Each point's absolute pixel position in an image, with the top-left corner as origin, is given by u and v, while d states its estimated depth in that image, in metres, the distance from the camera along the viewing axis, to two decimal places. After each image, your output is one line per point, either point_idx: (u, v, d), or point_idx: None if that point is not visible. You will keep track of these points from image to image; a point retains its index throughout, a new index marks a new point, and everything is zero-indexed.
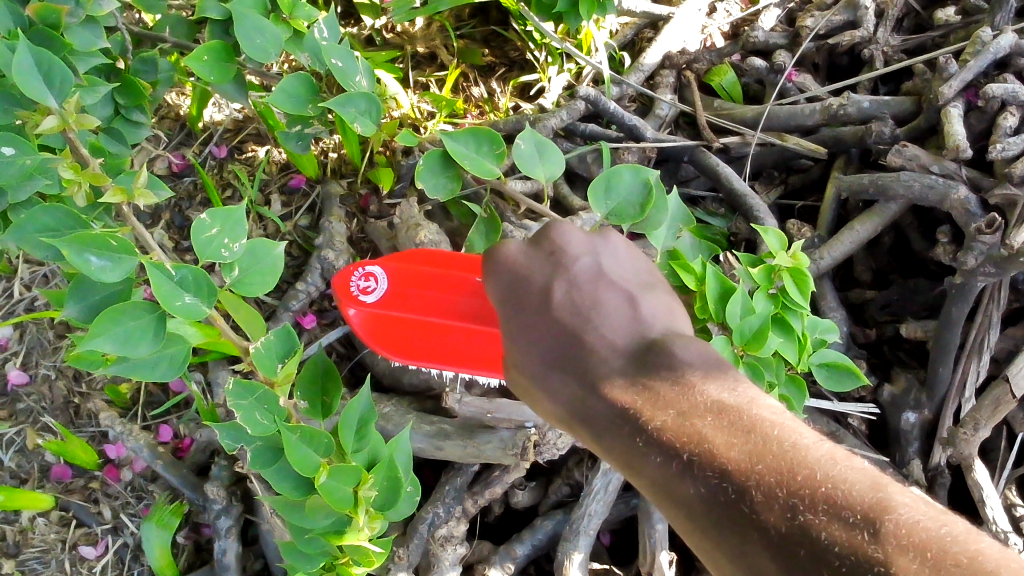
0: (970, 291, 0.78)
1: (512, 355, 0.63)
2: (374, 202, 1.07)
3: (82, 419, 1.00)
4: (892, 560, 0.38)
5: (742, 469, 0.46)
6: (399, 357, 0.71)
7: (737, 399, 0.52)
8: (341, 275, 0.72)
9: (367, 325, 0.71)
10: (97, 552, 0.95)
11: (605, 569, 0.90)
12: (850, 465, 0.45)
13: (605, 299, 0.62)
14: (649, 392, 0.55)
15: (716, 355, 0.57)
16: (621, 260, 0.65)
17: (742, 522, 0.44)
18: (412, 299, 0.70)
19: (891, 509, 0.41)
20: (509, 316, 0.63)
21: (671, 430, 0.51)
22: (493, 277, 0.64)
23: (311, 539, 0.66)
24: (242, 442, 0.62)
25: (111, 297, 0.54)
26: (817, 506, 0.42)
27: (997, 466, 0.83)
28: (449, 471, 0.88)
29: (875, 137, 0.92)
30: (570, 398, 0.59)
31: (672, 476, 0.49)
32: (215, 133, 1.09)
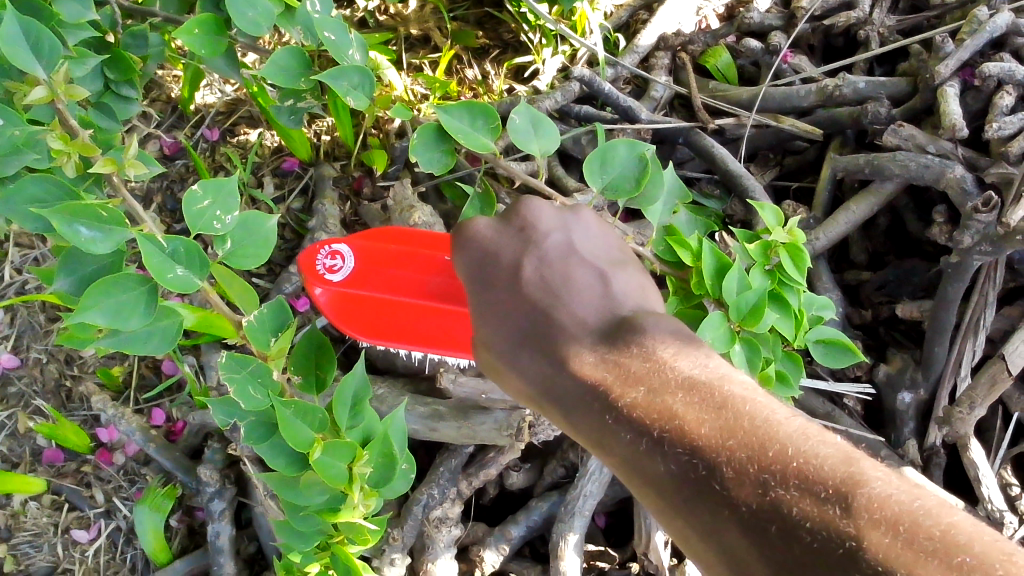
0: (966, 270, 0.77)
1: (480, 333, 0.64)
2: (367, 185, 1.07)
3: (73, 402, 0.99)
4: (864, 535, 0.38)
5: (713, 446, 0.46)
6: (364, 337, 0.70)
7: (708, 375, 0.52)
8: (307, 253, 0.71)
9: (334, 305, 0.71)
10: (90, 535, 0.95)
11: (599, 552, 0.90)
12: (822, 439, 0.45)
13: (577, 276, 0.62)
14: (620, 368, 0.55)
15: (687, 333, 0.58)
16: (593, 238, 0.66)
17: (712, 499, 0.44)
18: (380, 278, 0.70)
19: (863, 483, 0.41)
20: (478, 292, 0.64)
21: (641, 407, 0.51)
22: (462, 254, 0.65)
23: (305, 517, 0.66)
24: (236, 417, 0.61)
25: (101, 270, 0.54)
26: (788, 481, 0.42)
27: (993, 446, 0.83)
28: (444, 452, 0.87)
29: (871, 117, 0.91)
30: (541, 377, 0.60)
31: (642, 453, 0.50)
32: (207, 115, 1.08)
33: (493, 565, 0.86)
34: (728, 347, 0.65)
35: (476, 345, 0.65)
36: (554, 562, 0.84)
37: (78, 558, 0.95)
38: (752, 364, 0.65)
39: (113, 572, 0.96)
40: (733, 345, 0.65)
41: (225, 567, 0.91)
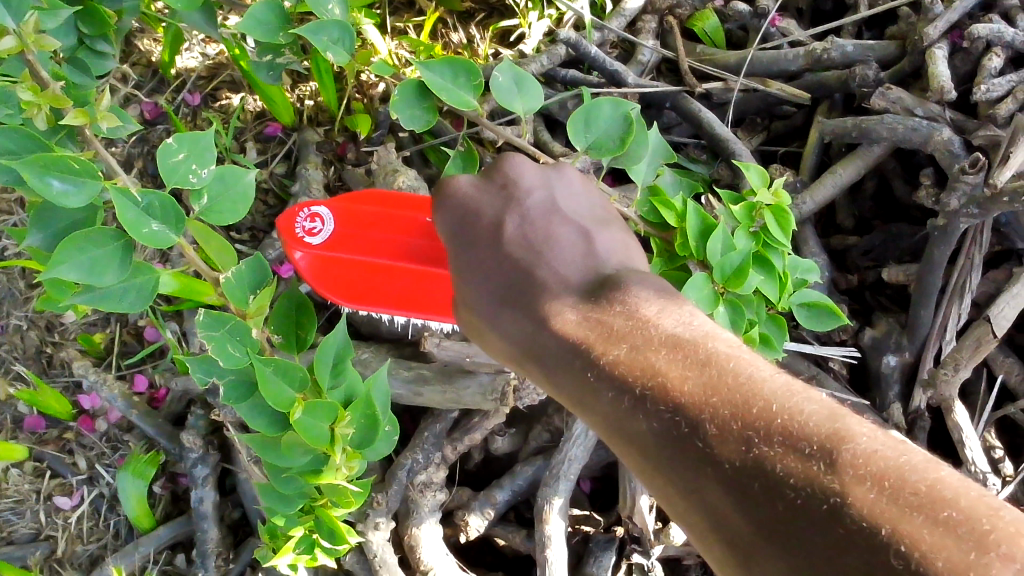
0: (952, 233, 0.77)
1: (461, 292, 0.64)
2: (351, 150, 1.05)
3: (54, 369, 0.98)
4: (848, 490, 0.38)
5: (696, 403, 0.45)
6: (345, 301, 0.70)
7: (692, 333, 0.52)
8: (284, 216, 0.70)
9: (313, 269, 0.69)
10: (73, 502, 0.94)
11: (584, 517, 0.91)
12: (807, 396, 0.44)
13: (559, 235, 0.62)
14: (603, 326, 0.55)
15: (671, 292, 0.57)
16: (577, 197, 0.65)
17: (694, 456, 0.44)
18: (361, 241, 0.69)
19: (848, 439, 0.40)
20: (459, 252, 0.63)
21: (624, 365, 0.51)
22: (443, 213, 0.64)
23: (287, 479, 0.65)
24: (216, 376, 0.61)
25: (76, 224, 0.53)
26: (772, 438, 0.42)
27: (978, 408, 0.84)
28: (428, 418, 0.87)
29: (859, 80, 0.90)
30: (523, 336, 0.59)
31: (624, 411, 0.49)
32: (188, 80, 1.06)
33: (479, 529, 0.86)
34: (712, 308, 0.64)
35: (457, 305, 0.65)
36: (540, 526, 0.83)
37: (61, 525, 0.94)
38: (735, 325, 0.65)
39: (96, 539, 0.95)
40: (716, 305, 0.64)
41: (209, 532, 0.90)
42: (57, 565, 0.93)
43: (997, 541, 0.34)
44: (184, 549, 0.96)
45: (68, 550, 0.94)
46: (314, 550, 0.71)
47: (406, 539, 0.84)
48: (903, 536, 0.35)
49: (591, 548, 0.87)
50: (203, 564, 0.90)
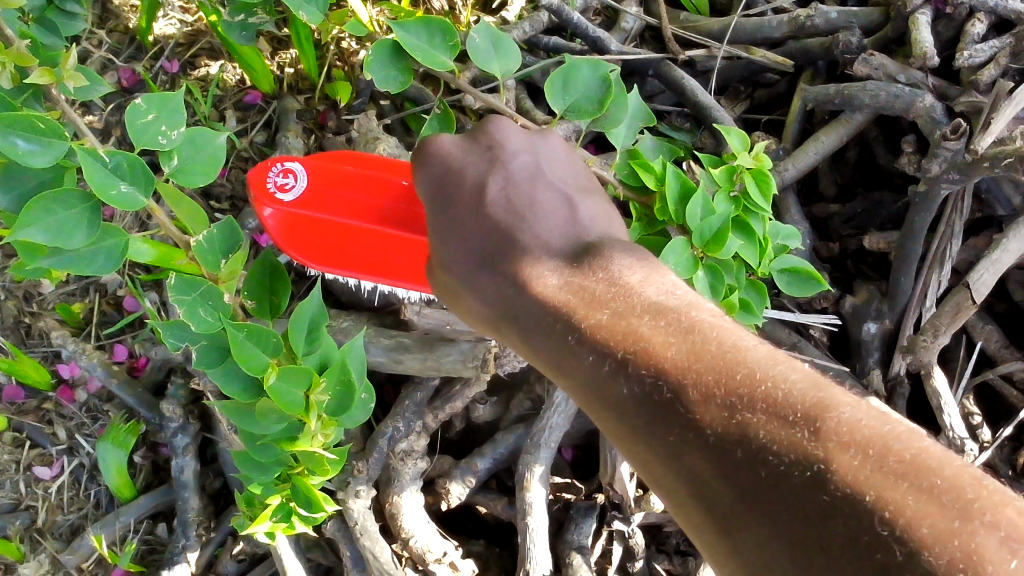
0: (933, 199, 0.77)
1: (439, 254, 0.63)
2: (332, 118, 1.03)
3: (33, 339, 0.96)
4: (832, 458, 0.38)
5: (679, 368, 0.45)
6: (311, 263, 0.69)
7: (675, 302, 0.52)
8: (256, 171, 0.68)
9: (282, 228, 0.68)
10: (53, 472, 0.93)
11: (566, 485, 0.90)
12: (790, 365, 0.44)
13: (542, 199, 0.62)
14: (585, 293, 0.54)
15: (655, 263, 0.57)
16: (561, 163, 0.65)
17: (676, 421, 0.44)
18: (336, 201, 0.68)
19: (832, 408, 0.40)
20: (438, 212, 0.63)
21: (606, 330, 0.51)
22: (424, 170, 0.63)
23: (262, 446, 0.65)
24: (186, 341, 0.60)
25: (41, 185, 0.53)
26: (755, 404, 0.42)
27: (956, 374, 0.84)
28: (409, 385, 0.87)
29: (842, 47, 0.90)
30: (503, 301, 0.59)
31: (604, 376, 0.49)
32: (167, 46, 1.03)
33: (460, 497, 0.86)
34: (690, 273, 0.64)
35: (433, 265, 0.64)
36: (520, 492, 0.84)
37: (41, 495, 0.93)
38: (714, 291, 0.65)
39: (76, 509, 0.95)
40: (696, 271, 0.64)
41: (190, 502, 0.90)
42: (37, 535, 0.93)
43: (981, 509, 0.34)
44: (165, 518, 0.96)
45: (49, 519, 0.93)
46: (292, 519, 0.70)
47: (387, 507, 0.84)
48: (887, 503, 0.35)
49: (571, 515, 0.88)
50: (183, 533, 0.90)
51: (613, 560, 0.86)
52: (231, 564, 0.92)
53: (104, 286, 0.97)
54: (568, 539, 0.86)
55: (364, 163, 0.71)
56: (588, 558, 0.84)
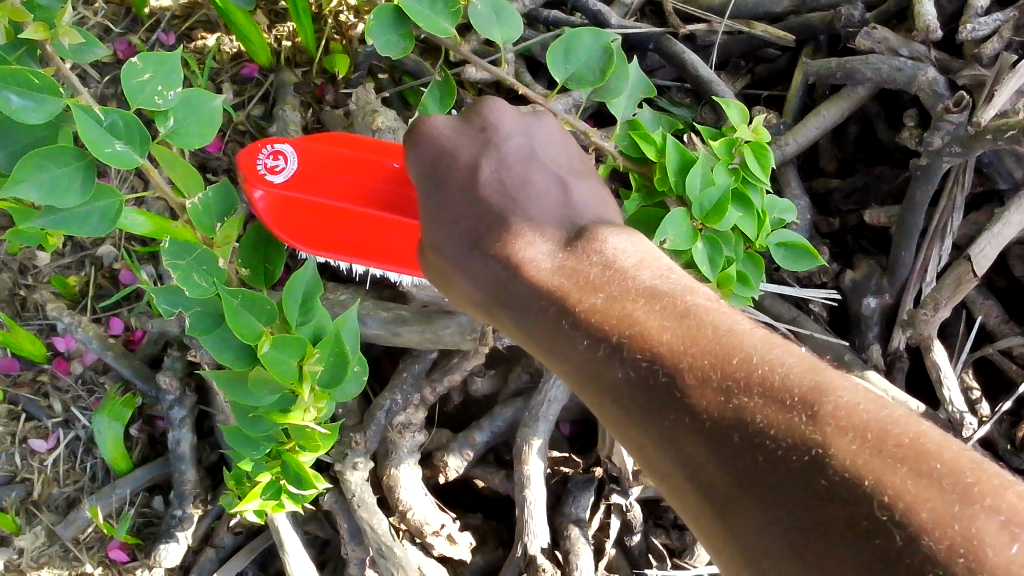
0: (935, 172, 0.76)
1: (429, 235, 0.62)
2: (331, 92, 1.02)
3: (29, 311, 0.95)
4: (831, 442, 0.37)
5: (675, 353, 0.44)
6: (304, 247, 0.68)
7: (670, 286, 0.50)
8: (245, 153, 0.68)
9: (273, 210, 0.67)
10: (49, 445, 0.93)
11: (564, 459, 0.91)
12: (787, 349, 0.44)
13: (536, 181, 0.61)
14: (579, 276, 0.53)
15: (649, 245, 0.56)
16: (555, 146, 0.64)
17: (672, 407, 0.43)
18: (327, 183, 0.67)
19: (829, 392, 0.40)
20: (429, 193, 0.62)
21: (600, 314, 0.49)
22: (416, 151, 0.62)
23: (254, 419, 0.64)
24: (180, 307, 0.60)
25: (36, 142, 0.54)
26: (752, 389, 0.41)
27: (955, 349, 0.84)
28: (406, 358, 0.86)
29: (845, 20, 0.89)
30: (494, 282, 0.58)
31: (598, 360, 0.48)
32: (163, 19, 1.00)
33: (457, 470, 0.86)
34: (690, 244, 0.63)
35: (424, 246, 0.63)
36: (519, 466, 0.84)
37: (37, 468, 0.93)
38: (713, 262, 0.64)
39: (73, 481, 0.94)
40: (695, 242, 0.64)
41: (187, 474, 0.90)
42: (33, 508, 0.93)
43: (981, 493, 0.34)
44: (162, 491, 0.96)
45: (45, 492, 0.93)
46: (281, 496, 0.70)
47: (384, 480, 0.84)
48: (886, 488, 0.35)
49: (570, 488, 0.88)
50: (180, 505, 0.89)
51: (612, 533, 0.86)
52: (228, 537, 0.91)
53: (100, 259, 0.96)
54: (565, 512, 0.86)
55: (354, 145, 0.70)
56: (585, 531, 0.84)
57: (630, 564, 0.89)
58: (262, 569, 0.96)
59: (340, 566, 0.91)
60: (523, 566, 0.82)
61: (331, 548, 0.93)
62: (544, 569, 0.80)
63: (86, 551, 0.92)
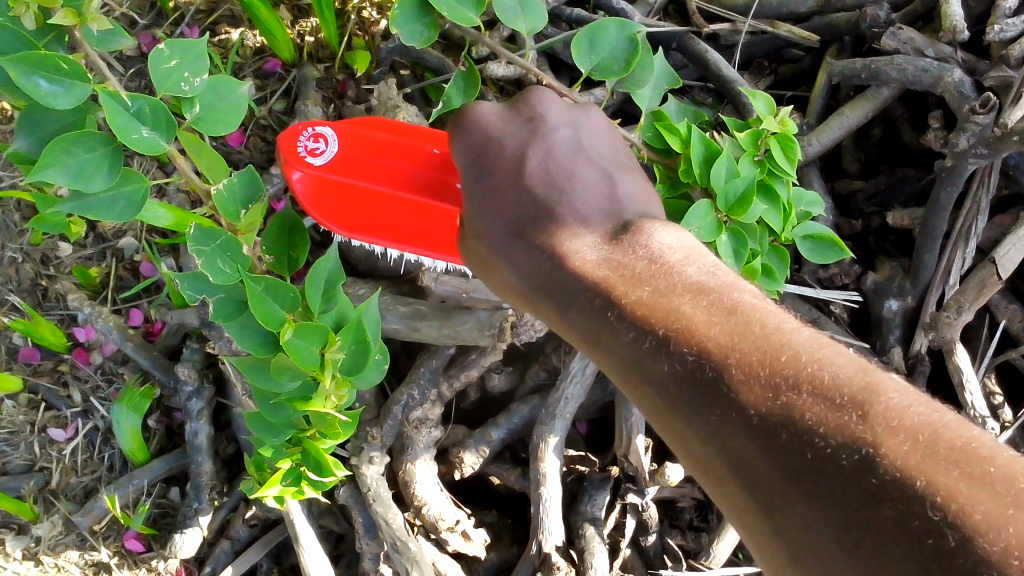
0: (960, 174, 0.75)
1: (474, 224, 0.62)
2: (352, 88, 1.01)
3: (50, 301, 0.94)
4: (881, 442, 0.37)
5: (723, 348, 0.44)
6: (339, 229, 0.70)
7: (717, 282, 0.49)
8: (286, 134, 0.68)
9: (311, 192, 0.69)
10: (67, 434, 0.93)
11: (580, 458, 0.91)
12: (836, 349, 0.43)
13: (582, 174, 0.60)
14: (624, 269, 0.52)
15: (693, 241, 0.55)
16: (601, 138, 0.64)
17: (720, 402, 0.42)
18: (365, 167, 0.68)
19: (880, 392, 0.39)
20: (476, 180, 0.62)
21: (646, 307, 0.49)
22: (462, 137, 0.62)
23: (276, 406, 0.64)
24: (204, 294, 0.60)
25: (61, 129, 0.55)
26: (800, 387, 0.40)
27: (978, 353, 0.84)
28: (424, 353, 0.86)
29: (870, 21, 0.88)
30: (536, 274, 0.57)
31: (644, 353, 0.47)
32: (187, 13, 0.99)
33: (473, 466, 0.86)
34: (714, 236, 0.64)
35: (468, 234, 0.63)
36: (535, 463, 0.83)
37: (55, 457, 0.93)
38: (737, 256, 0.65)
39: (90, 471, 0.94)
40: (719, 234, 0.64)
41: (204, 466, 0.90)
42: (51, 496, 0.93)
43: None
44: (178, 481, 0.96)
45: (63, 481, 0.93)
46: (301, 483, 0.71)
47: (400, 474, 0.84)
48: (939, 488, 0.34)
49: (585, 487, 0.87)
50: (196, 497, 0.90)
51: (626, 533, 0.86)
52: (243, 529, 0.92)
53: (121, 251, 0.95)
54: (581, 511, 0.85)
55: (394, 129, 0.70)
56: (601, 530, 0.83)
57: (645, 564, 0.88)
58: (277, 562, 0.95)
59: (354, 561, 0.91)
60: (538, 563, 0.82)
61: (346, 542, 0.93)
62: (558, 568, 0.80)
63: (102, 539, 0.92)
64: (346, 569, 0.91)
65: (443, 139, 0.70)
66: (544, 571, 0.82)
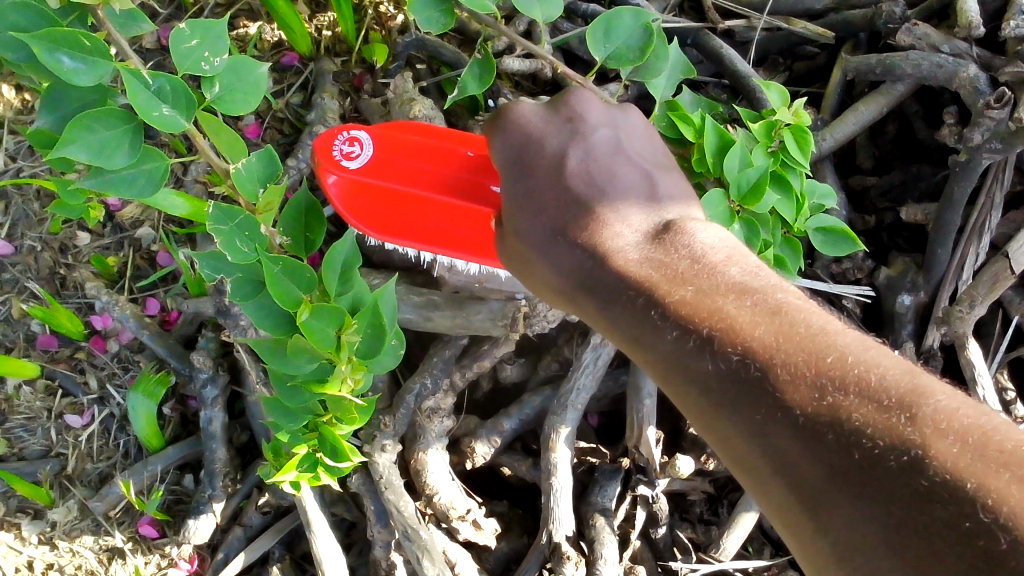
0: (974, 169, 0.75)
1: (509, 220, 0.61)
2: (368, 81, 1.01)
3: (68, 290, 0.95)
4: (930, 444, 0.37)
5: (768, 348, 0.44)
6: (372, 232, 0.70)
7: (760, 283, 0.49)
8: (323, 138, 0.70)
9: (346, 195, 0.69)
10: (83, 421, 0.94)
11: (591, 449, 0.91)
12: (882, 351, 0.43)
13: (622, 175, 0.60)
14: (667, 269, 0.52)
15: (733, 240, 0.55)
16: (641, 138, 0.64)
17: (766, 401, 0.42)
18: (400, 169, 0.69)
19: (927, 395, 0.39)
20: (514, 181, 0.61)
21: (690, 306, 0.48)
22: (502, 136, 0.63)
23: (292, 390, 0.65)
24: (223, 272, 0.61)
25: (84, 107, 0.56)
26: (847, 387, 0.41)
27: (991, 348, 0.84)
28: (437, 343, 0.86)
29: (886, 17, 0.88)
30: (574, 270, 0.57)
31: (687, 351, 0.47)
32: (206, 7, 1.00)
33: (485, 457, 0.86)
34: (727, 224, 0.65)
35: (505, 234, 0.62)
36: (546, 453, 0.83)
37: (72, 443, 0.94)
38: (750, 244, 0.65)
39: (106, 457, 0.95)
40: (731, 223, 0.65)
41: (217, 452, 0.90)
42: (67, 482, 0.94)
43: None
44: (192, 469, 0.97)
45: (78, 467, 0.94)
46: (318, 469, 0.70)
47: (412, 463, 0.84)
48: (990, 491, 0.34)
49: (595, 477, 0.87)
50: (210, 483, 0.90)
51: (637, 525, 0.86)
52: (256, 516, 0.92)
53: (139, 240, 0.96)
54: (591, 501, 0.86)
55: (428, 134, 0.71)
56: (611, 521, 0.84)
57: (655, 556, 0.88)
58: (289, 550, 0.95)
59: (366, 550, 0.92)
60: (548, 553, 0.83)
61: (357, 530, 0.94)
62: (568, 558, 0.81)
63: (117, 525, 0.93)
64: (357, 557, 0.92)
65: (476, 143, 0.71)
66: (554, 561, 0.82)
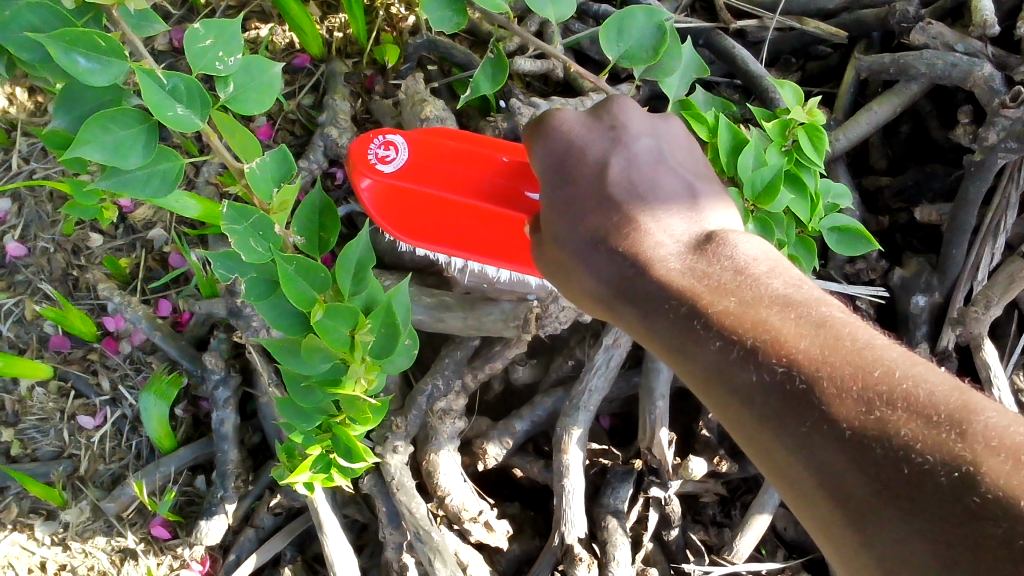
0: (989, 169, 0.75)
1: (547, 228, 0.61)
2: (379, 83, 1.01)
3: (81, 291, 0.95)
4: (981, 461, 0.36)
5: (814, 361, 0.43)
6: (405, 238, 0.70)
7: (804, 295, 0.49)
8: (359, 142, 0.70)
9: (378, 200, 0.69)
10: (95, 422, 0.94)
11: (603, 450, 0.91)
12: (930, 366, 0.42)
13: (663, 183, 0.60)
14: (709, 279, 0.52)
15: (775, 252, 0.54)
16: (683, 148, 0.64)
17: (813, 416, 0.42)
18: (436, 174, 0.69)
19: (977, 411, 0.39)
20: (553, 188, 0.61)
21: (733, 317, 0.48)
22: (544, 145, 0.62)
23: (306, 391, 0.65)
24: (236, 273, 0.61)
25: (97, 107, 0.56)
26: (895, 402, 0.40)
27: (1006, 349, 0.83)
28: (449, 345, 0.86)
29: (899, 16, 0.87)
30: (612, 279, 0.57)
31: (730, 361, 0.47)
32: (218, 9, 1.00)
33: (497, 458, 0.86)
34: None
35: (544, 242, 0.62)
36: (558, 454, 0.83)
37: (84, 444, 0.94)
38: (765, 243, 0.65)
39: (118, 458, 0.95)
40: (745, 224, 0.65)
41: (229, 454, 0.90)
42: (79, 483, 0.94)
43: None
44: (204, 471, 0.97)
45: (91, 468, 0.94)
46: (331, 470, 0.70)
47: (423, 464, 0.84)
48: None
49: (608, 479, 0.87)
50: (222, 484, 0.90)
51: (649, 526, 0.86)
52: (268, 518, 0.92)
53: (151, 242, 0.96)
54: (604, 503, 0.85)
55: (464, 139, 0.71)
56: (623, 523, 0.83)
57: (667, 558, 0.88)
58: (301, 551, 0.96)
59: (377, 551, 0.92)
60: (560, 555, 0.82)
61: (369, 532, 0.94)
62: (580, 559, 0.80)
63: (129, 526, 0.93)
64: (369, 558, 0.92)
65: (512, 149, 0.70)
66: (566, 563, 0.81)
